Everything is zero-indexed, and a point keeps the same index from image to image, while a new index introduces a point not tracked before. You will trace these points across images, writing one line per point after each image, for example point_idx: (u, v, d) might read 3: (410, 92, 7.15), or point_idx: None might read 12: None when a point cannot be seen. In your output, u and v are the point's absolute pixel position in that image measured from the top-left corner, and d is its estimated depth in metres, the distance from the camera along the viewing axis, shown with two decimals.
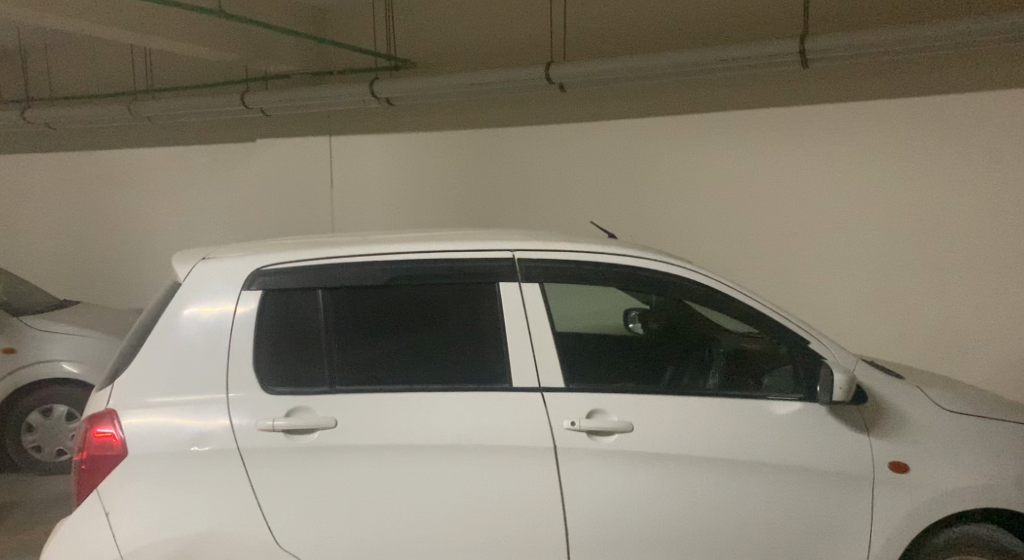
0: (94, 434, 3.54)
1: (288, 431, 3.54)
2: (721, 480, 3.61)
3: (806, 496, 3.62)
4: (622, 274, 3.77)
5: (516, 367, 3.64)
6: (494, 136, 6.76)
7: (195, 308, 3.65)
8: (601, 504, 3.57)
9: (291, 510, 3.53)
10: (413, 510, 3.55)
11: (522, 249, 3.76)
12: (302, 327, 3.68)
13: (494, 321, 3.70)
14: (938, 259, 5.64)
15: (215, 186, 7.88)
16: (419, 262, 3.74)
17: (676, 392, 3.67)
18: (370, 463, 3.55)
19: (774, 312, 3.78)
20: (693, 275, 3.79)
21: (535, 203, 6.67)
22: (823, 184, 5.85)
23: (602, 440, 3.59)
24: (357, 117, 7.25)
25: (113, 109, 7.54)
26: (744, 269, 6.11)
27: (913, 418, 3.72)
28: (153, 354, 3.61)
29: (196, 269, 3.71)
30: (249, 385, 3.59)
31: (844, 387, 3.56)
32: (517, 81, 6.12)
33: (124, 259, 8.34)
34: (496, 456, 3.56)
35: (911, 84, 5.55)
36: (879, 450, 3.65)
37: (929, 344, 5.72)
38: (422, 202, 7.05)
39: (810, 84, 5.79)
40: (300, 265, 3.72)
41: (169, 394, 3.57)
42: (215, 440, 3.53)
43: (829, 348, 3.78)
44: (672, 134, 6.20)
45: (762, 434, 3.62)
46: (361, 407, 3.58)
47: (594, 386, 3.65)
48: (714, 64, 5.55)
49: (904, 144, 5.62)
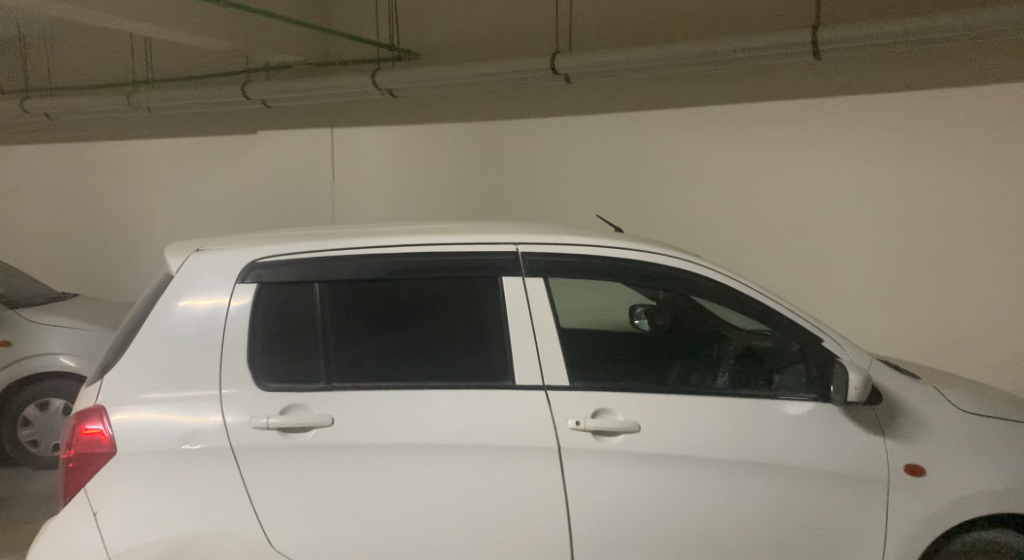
0: (83, 431, 3.43)
1: (283, 429, 3.43)
2: (731, 484, 3.49)
3: (818, 500, 3.50)
4: (629, 268, 3.65)
5: (519, 364, 3.53)
6: (498, 128, 6.64)
7: (188, 301, 3.54)
8: (606, 508, 3.46)
9: (285, 513, 3.41)
10: (413, 513, 3.43)
11: (526, 243, 3.64)
12: (299, 322, 3.57)
13: (497, 317, 3.58)
14: (950, 254, 5.51)
15: (215, 178, 7.76)
16: (420, 256, 3.61)
17: (684, 391, 3.55)
18: (367, 463, 3.43)
19: (786, 309, 3.66)
20: (704, 270, 3.67)
21: (539, 195, 6.55)
22: (834, 179, 5.72)
23: (607, 441, 3.46)
24: (358, 108, 7.12)
25: (112, 100, 7.43)
26: (753, 266, 5.98)
27: (928, 419, 3.60)
28: (144, 348, 3.50)
29: (190, 260, 3.60)
30: (242, 381, 3.47)
31: (860, 387, 3.45)
32: (522, 72, 5.99)
33: (122, 250, 8.21)
34: (498, 458, 3.44)
35: (925, 76, 5.41)
36: (894, 453, 3.53)
37: (941, 343, 5.60)
38: (424, 195, 6.93)
39: (822, 76, 5.65)
40: (296, 258, 3.60)
41: (160, 390, 3.46)
42: (207, 438, 3.41)
43: (843, 347, 3.66)
44: (678, 126, 6.07)
45: (773, 436, 3.50)
46: (358, 405, 3.46)
47: (599, 384, 3.53)
48: (724, 55, 5.42)
49: (918, 138, 5.49)
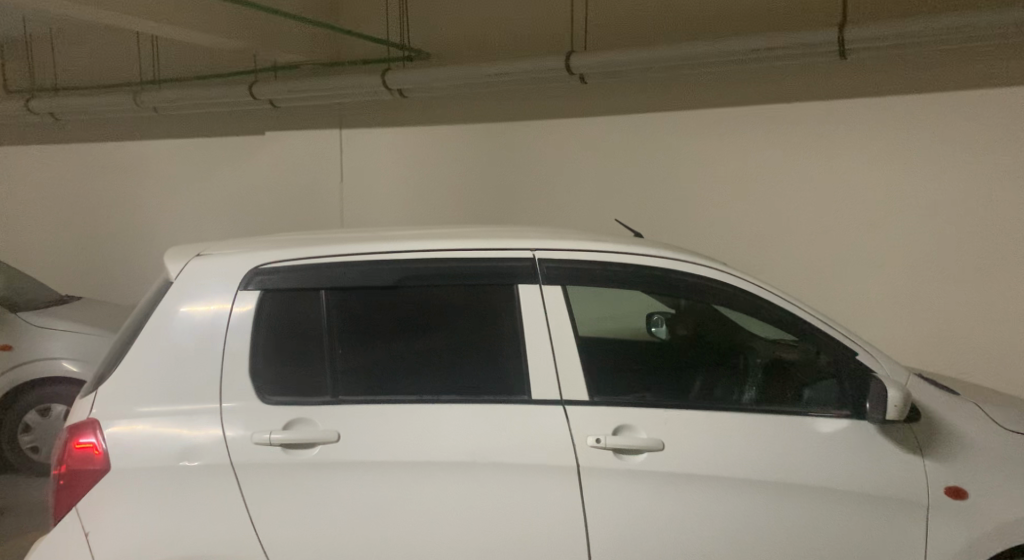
0: (75, 445, 3.25)
1: (286, 445, 3.24)
2: (760, 507, 3.29)
3: (851, 522, 3.30)
4: (653, 277, 3.46)
5: (536, 377, 3.34)
6: (512, 130, 6.45)
7: (188, 308, 3.36)
8: (627, 530, 3.26)
9: (288, 533, 3.23)
10: (424, 535, 3.24)
11: (544, 249, 3.45)
12: (303, 330, 3.39)
13: (513, 327, 3.39)
14: (981, 262, 5.30)
15: (222, 181, 7.60)
16: (431, 262, 3.43)
17: (709, 407, 3.36)
18: (376, 482, 3.25)
19: (818, 320, 3.46)
20: (732, 280, 3.48)
21: (554, 199, 6.37)
22: (861, 184, 5.52)
23: (630, 460, 3.27)
24: (367, 109, 6.95)
25: (118, 100, 7.27)
26: (775, 273, 5.79)
27: (968, 438, 3.41)
28: (141, 358, 3.33)
29: (190, 266, 3.42)
30: (244, 393, 3.29)
31: (899, 404, 3.25)
32: (537, 72, 5.80)
33: (126, 252, 8.06)
34: (515, 477, 3.25)
35: (956, 77, 5.21)
36: (934, 474, 3.33)
37: (973, 356, 5.39)
38: (436, 198, 6.76)
39: (848, 78, 5.46)
40: (301, 264, 3.42)
41: (158, 402, 3.28)
42: (206, 454, 3.23)
43: (878, 361, 3.47)
44: (698, 128, 5.88)
45: (807, 456, 3.30)
46: (364, 421, 3.28)
47: (620, 400, 3.35)
48: (747, 55, 5.22)
49: (949, 142, 5.28)
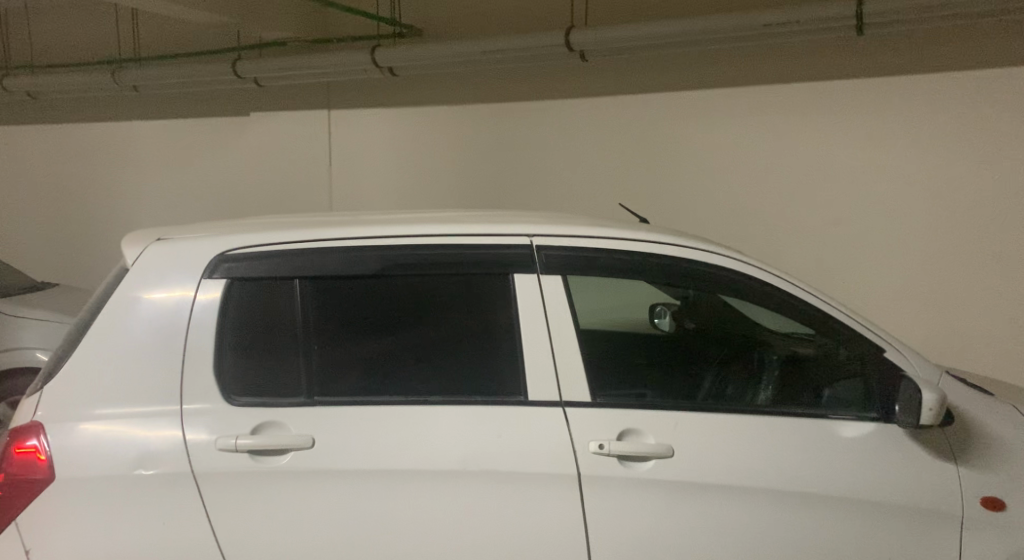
0: (16, 451, 2.93)
1: (254, 452, 2.93)
2: (780, 519, 2.99)
3: (878, 535, 3.01)
4: (661, 266, 3.14)
5: (532, 376, 3.02)
6: (508, 110, 6.13)
7: (147, 297, 3.04)
8: (632, 542, 2.96)
9: (258, 544, 2.92)
10: (409, 549, 2.93)
11: (542, 236, 3.13)
12: (275, 324, 3.06)
13: (508, 320, 3.08)
14: (1002, 251, 5.01)
15: (204, 164, 7.25)
16: (420, 249, 3.11)
17: (722, 410, 3.05)
18: (356, 490, 2.93)
19: (843, 314, 3.15)
20: (750, 270, 3.17)
21: (551, 181, 6.06)
22: (878, 169, 5.21)
23: (637, 468, 2.96)
24: (356, 88, 6.61)
25: (93, 77, 6.91)
26: (783, 261, 5.50)
27: (1004, 444, 3.12)
28: (92, 355, 3.00)
29: (149, 251, 3.09)
30: (208, 394, 2.97)
31: (935, 408, 2.94)
32: (534, 48, 5.46)
33: (103, 237, 7.72)
34: (508, 486, 2.95)
35: (980, 56, 4.89)
36: (969, 483, 3.04)
37: (993, 350, 5.10)
38: (428, 180, 6.43)
39: (864, 54, 5.13)
40: (275, 250, 3.09)
41: (111, 403, 2.96)
42: (164, 460, 2.91)
43: (908, 359, 3.16)
44: (703, 109, 5.57)
45: (830, 465, 3.00)
46: (343, 424, 2.96)
47: (624, 401, 3.03)
48: (757, 31, 4.89)
49: (973, 126, 4.97)
